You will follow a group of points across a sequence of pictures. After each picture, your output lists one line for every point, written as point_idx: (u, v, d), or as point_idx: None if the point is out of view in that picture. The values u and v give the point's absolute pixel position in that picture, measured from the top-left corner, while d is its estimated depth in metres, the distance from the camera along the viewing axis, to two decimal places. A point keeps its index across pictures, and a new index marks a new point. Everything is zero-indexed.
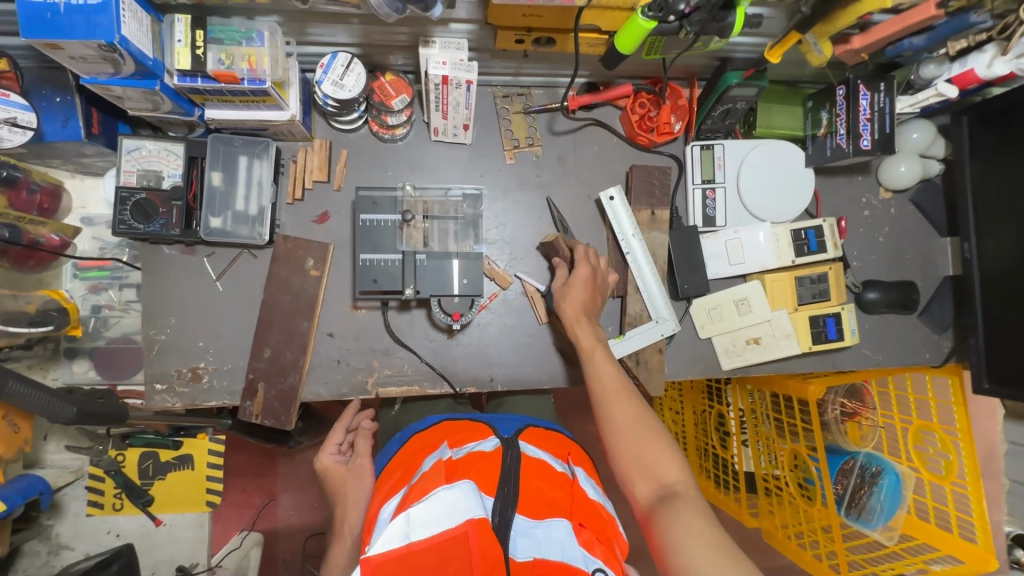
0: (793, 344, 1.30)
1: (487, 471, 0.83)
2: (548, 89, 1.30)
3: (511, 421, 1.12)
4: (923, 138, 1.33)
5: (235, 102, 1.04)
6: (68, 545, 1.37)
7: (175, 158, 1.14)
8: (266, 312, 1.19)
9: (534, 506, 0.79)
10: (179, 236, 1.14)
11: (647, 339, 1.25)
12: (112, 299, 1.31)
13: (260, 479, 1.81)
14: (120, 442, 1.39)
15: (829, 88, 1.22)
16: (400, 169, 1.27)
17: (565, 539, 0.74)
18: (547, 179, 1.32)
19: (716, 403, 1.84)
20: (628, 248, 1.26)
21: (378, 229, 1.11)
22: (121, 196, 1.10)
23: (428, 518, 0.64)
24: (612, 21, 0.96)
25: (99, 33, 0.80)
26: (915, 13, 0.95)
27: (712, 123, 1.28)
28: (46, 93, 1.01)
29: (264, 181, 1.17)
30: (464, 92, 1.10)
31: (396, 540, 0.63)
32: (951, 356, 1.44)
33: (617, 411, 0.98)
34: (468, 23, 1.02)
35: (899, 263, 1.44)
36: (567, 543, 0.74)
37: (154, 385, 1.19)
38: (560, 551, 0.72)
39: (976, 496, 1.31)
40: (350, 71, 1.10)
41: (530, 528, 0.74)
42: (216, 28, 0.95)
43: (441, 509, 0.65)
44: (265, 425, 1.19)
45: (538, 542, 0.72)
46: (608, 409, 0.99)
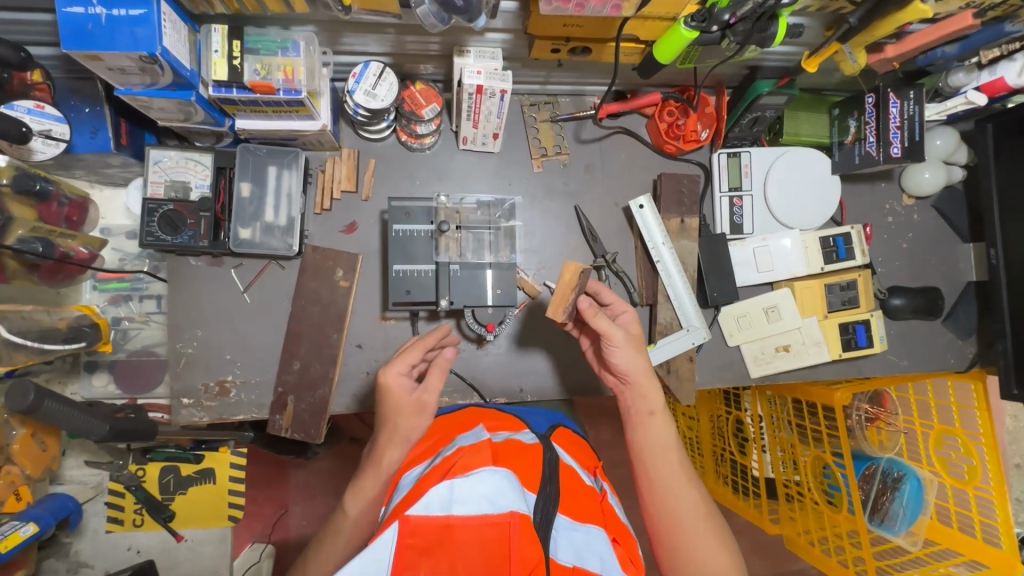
0: (822, 352, 1.30)
1: (529, 464, 0.78)
2: (575, 97, 1.30)
3: (541, 417, 1.10)
4: (947, 145, 1.34)
5: (267, 112, 1.02)
6: (88, 563, 1.33)
7: (202, 168, 1.12)
8: (295, 323, 1.17)
9: (574, 509, 0.76)
10: (207, 248, 1.12)
11: (678, 348, 1.25)
12: (132, 311, 1.28)
13: (271, 490, 1.70)
14: (140, 457, 1.33)
15: (857, 96, 1.22)
16: (428, 179, 1.26)
17: (603, 549, 0.72)
18: (574, 188, 1.31)
19: (733, 410, 1.75)
20: (658, 256, 1.26)
21: (411, 239, 1.11)
22: (148, 207, 1.09)
23: (472, 497, 0.61)
24: (652, 31, 0.96)
25: (142, 45, 0.79)
26: (951, 23, 0.96)
27: (739, 131, 1.28)
28: (74, 103, 0.99)
29: (293, 191, 1.15)
30: (498, 101, 1.08)
31: (435, 508, 0.60)
32: (976, 361, 1.44)
33: (683, 497, 0.93)
34: (504, 33, 1.01)
35: (923, 268, 1.44)
36: (605, 555, 0.71)
37: (180, 400, 1.17)
38: (598, 563, 0.69)
39: (1001, 500, 1.26)
40: (382, 80, 1.08)
41: (569, 531, 0.72)
42: (253, 39, 0.93)
43: (485, 492, 0.62)
44: (294, 438, 1.17)
45: (578, 547, 0.69)
46: (672, 493, 0.94)
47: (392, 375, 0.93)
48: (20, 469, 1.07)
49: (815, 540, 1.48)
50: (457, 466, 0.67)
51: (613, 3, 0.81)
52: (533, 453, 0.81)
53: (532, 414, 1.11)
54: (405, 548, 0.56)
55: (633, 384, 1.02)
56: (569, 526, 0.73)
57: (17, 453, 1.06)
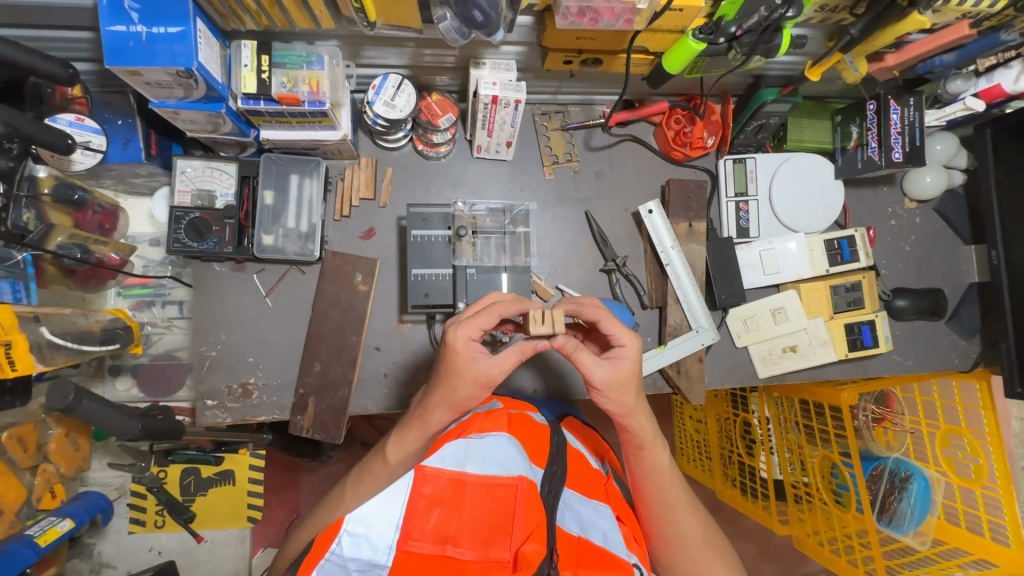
0: (829, 351, 1.33)
1: (538, 445, 0.92)
2: (585, 106, 1.34)
3: (555, 407, 1.18)
4: (947, 150, 1.37)
5: (291, 122, 1.06)
6: (110, 563, 1.36)
7: (227, 178, 1.16)
8: (316, 326, 1.21)
9: (582, 486, 0.89)
10: (232, 254, 1.16)
11: (688, 349, 1.28)
12: (155, 316, 1.32)
13: (283, 495, 1.67)
14: (161, 460, 1.37)
15: (859, 103, 1.26)
16: (443, 186, 1.30)
17: (608, 527, 0.84)
18: (585, 194, 1.35)
19: (741, 411, 1.78)
20: (667, 260, 1.29)
21: (430, 244, 1.15)
22: (176, 215, 1.13)
23: (482, 460, 0.83)
24: (660, 43, 1.00)
25: (179, 60, 0.84)
26: (947, 33, 1.00)
27: (744, 138, 1.32)
28: (107, 116, 1.04)
29: (314, 199, 1.19)
30: (512, 111, 1.12)
31: (450, 464, 0.84)
32: (980, 361, 1.46)
33: (682, 526, 0.92)
34: (519, 45, 1.05)
35: (926, 270, 1.47)
36: (610, 533, 0.83)
37: (204, 402, 1.21)
38: (602, 538, 0.81)
39: (1008, 499, 1.27)
40: (401, 92, 1.12)
41: (575, 504, 0.86)
42: (280, 53, 0.97)
43: (496, 457, 0.84)
44: (315, 439, 1.20)
45: (583, 520, 0.83)
46: (670, 523, 0.93)
47: (458, 336, 0.81)
48: (55, 468, 1.14)
49: (823, 539, 1.49)
50: (476, 429, 0.89)
51: (625, 18, 0.86)
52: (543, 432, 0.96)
53: (546, 403, 1.20)
54: (423, 493, 0.81)
55: (621, 424, 0.90)
56: (576, 500, 0.86)
57: (53, 452, 1.13)
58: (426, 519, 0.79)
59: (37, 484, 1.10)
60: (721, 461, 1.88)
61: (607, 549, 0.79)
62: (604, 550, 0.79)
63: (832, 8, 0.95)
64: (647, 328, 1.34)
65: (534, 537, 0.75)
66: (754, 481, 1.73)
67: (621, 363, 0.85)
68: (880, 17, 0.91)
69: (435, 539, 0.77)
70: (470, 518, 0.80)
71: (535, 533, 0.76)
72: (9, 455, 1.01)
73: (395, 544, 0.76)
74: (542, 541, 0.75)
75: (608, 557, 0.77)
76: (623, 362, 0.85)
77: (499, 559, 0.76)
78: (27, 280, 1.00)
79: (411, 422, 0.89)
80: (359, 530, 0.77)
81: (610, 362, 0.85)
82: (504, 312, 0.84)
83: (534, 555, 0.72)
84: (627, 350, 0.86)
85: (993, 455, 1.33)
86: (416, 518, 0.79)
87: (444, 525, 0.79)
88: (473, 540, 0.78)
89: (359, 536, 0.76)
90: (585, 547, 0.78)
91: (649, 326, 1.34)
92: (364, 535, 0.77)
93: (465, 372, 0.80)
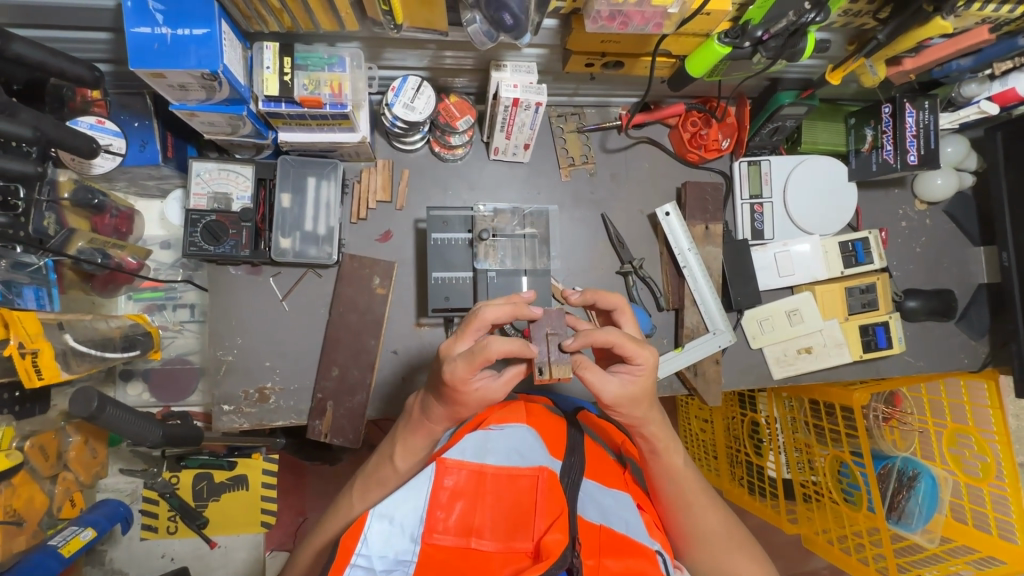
0: (844, 353, 1.34)
1: (556, 435, 0.84)
2: (600, 108, 1.34)
3: (570, 400, 1.11)
4: (958, 152, 1.38)
5: (311, 125, 1.05)
6: (122, 571, 1.34)
7: (244, 180, 1.14)
8: (333, 330, 1.20)
9: (601, 476, 0.81)
10: (249, 258, 1.14)
11: (705, 351, 1.28)
12: (166, 320, 1.30)
13: (287, 498, 1.61)
14: (174, 464, 1.35)
15: (874, 105, 1.26)
16: (459, 188, 1.30)
17: (629, 515, 0.77)
18: (601, 196, 1.35)
19: (749, 411, 1.77)
20: (684, 262, 1.30)
21: (449, 247, 1.16)
22: (192, 218, 1.10)
23: (502, 451, 0.75)
24: (684, 46, 1.00)
25: (205, 63, 0.83)
26: (966, 38, 1.01)
27: (760, 140, 1.32)
28: (124, 118, 1.02)
29: (332, 202, 1.18)
30: (532, 113, 1.12)
31: (469, 454, 0.73)
32: (989, 361, 1.48)
33: (705, 522, 0.90)
34: (540, 48, 1.05)
35: (936, 271, 1.49)
36: (632, 519, 0.76)
37: (220, 407, 1.19)
38: (624, 525, 0.74)
39: (1016, 496, 1.26)
40: (421, 94, 1.10)
41: (597, 495, 0.77)
42: (302, 55, 0.97)
43: (513, 447, 0.76)
44: (334, 443, 1.19)
45: (604, 509, 0.75)
46: (694, 519, 0.90)
47: (455, 369, 0.73)
48: (74, 475, 1.15)
49: (833, 538, 1.48)
50: (494, 421, 0.81)
51: (655, 22, 0.86)
52: (561, 424, 0.88)
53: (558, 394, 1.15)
54: (445, 484, 0.69)
55: (635, 430, 0.87)
56: (596, 491, 0.78)
57: (73, 459, 1.14)
58: (449, 511, 0.67)
59: (58, 492, 1.11)
60: (727, 461, 1.89)
61: (628, 535, 0.72)
62: (625, 537, 0.71)
63: (855, 13, 0.96)
64: (663, 330, 1.35)
65: (557, 526, 0.65)
66: (762, 481, 1.72)
67: (634, 385, 0.80)
68: (906, 22, 0.91)
69: (458, 531, 0.66)
70: (493, 509, 0.69)
71: (558, 520, 0.66)
72: (32, 463, 1.00)
73: (419, 537, 0.64)
74: (565, 529, 0.64)
75: (630, 545, 0.70)
76: (635, 382, 0.80)
77: (523, 550, 0.66)
78: (49, 286, 1.01)
79: (413, 424, 0.86)
80: (384, 524, 0.64)
81: (623, 384, 0.80)
82: (503, 355, 0.72)
83: (556, 543, 0.62)
84: (642, 370, 0.80)
85: (1002, 453, 1.32)
86: (440, 509, 0.67)
87: (467, 517, 0.68)
88: (496, 531, 0.67)
89: (384, 532, 0.63)
90: (605, 535, 0.70)
91: (665, 327, 1.35)
92: (386, 529, 0.64)
93: (469, 397, 0.76)
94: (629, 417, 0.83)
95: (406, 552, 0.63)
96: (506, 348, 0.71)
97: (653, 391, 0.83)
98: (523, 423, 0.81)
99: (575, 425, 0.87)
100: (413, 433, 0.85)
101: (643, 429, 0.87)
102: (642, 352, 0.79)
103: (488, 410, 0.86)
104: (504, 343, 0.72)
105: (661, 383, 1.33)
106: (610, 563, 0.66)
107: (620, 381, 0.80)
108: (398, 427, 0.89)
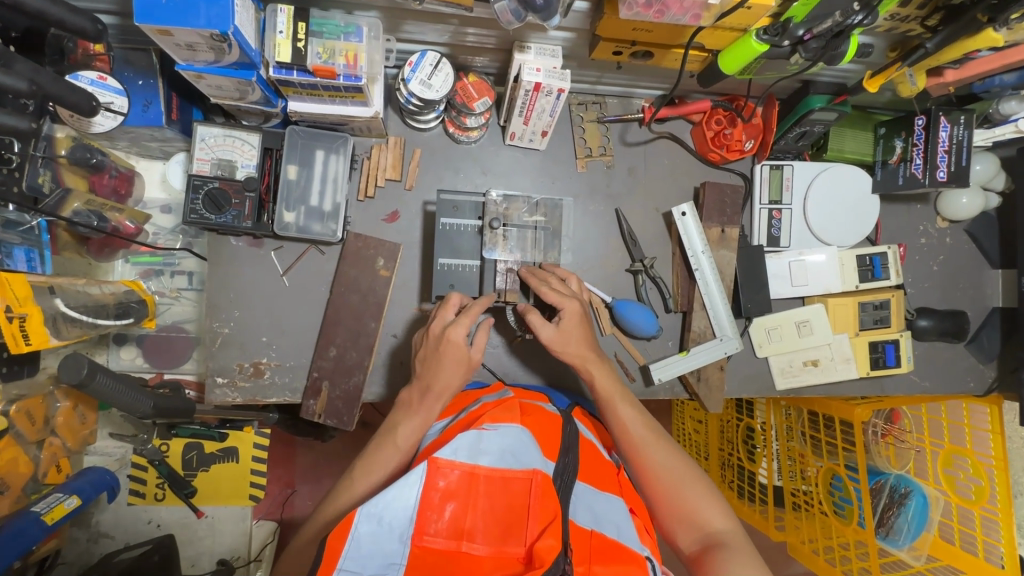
0: (851, 368, 1.32)
1: (550, 436, 0.82)
2: (623, 99, 1.29)
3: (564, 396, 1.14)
4: (987, 171, 1.33)
5: (323, 96, 1.01)
6: (108, 534, 1.34)
7: (249, 148, 1.10)
8: (333, 310, 1.17)
9: (595, 479, 0.80)
10: (250, 229, 1.11)
11: (710, 357, 1.26)
12: (163, 286, 1.27)
13: (278, 469, 1.62)
14: (165, 432, 1.33)
15: (906, 116, 1.21)
16: (471, 171, 1.26)
17: (621, 520, 0.74)
18: (617, 191, 1.31)
19: (745, 415, 1.73)
20: (696, 265, 1.26)
21: (459, 233, 1.13)
22: (193, 183, 1.07)
23: (496, 451, 0.72)
24: (719, 40, 0.95)
25: (215, 23, 0.79)
26: (1014, 52, 0.95)
27: (784, 144, 1.27)
28: (128, 75, 0.98)
29: (339, 177, 1.13)
30: (553, 99, 1.07)
31: (462, 454, 0.70)
32: (995, 386, 1.45)
33: (651, 454, 0.92)
34: (568, 31, 1.00)
35: (952, 292, 1.45)
36: (624, 525, 0.74)
37: (214, 379, 1.17)
38: (616, 531, 0.71)
39: (1008, 523, 1.24)
40: (439, 71, 1.05)
41: (590, 499, 0.76)
42: (318, 21, 0.92)
43: (506, 447, 0.73)
44: (326, 424, 1.17)
45: (597, 513, 0.73)
46: (641, 455, 0.92)
47: (459, 332, 0.95)
48: (61, 441, 1.14)
49: (819, 549, 1.47)
50: (488, 420, 0.78)
51: (693, 12, 0.83)
52: (555, 423, 0.87)
53: (558, 391, 1.19)
54: (437, 485, 0.67)
55: (583, 372, 1.01)
56: (589, 494, 0.77)
57: (60, 425, 1.13)
58: (440, 513, 0.66)
59: (44, 458, 1.10)
60: (718, 462, 1.87)
61: (620, 542, 0.69)
62: (618, 543, 0.69)
63: (902, 18, 0.91)
64: (669, 332, 1.32)
65: (549, 531, 0.65)
66: (754, 487, 1.70)
67: (568, 318, 1.01)
68: (956, 32, 0.86)
69: (449, 533, 0.66)
70: (484, 512, 0.68)
71: (551, 526, 0.66)
72: (18, 428, 0.99)
73: (410, 538, 0.64)
74: (558, 535, 0.64)
75: (623, 550, 0.68)
76: (564, 325, 1.01)
77: (514, 555, 0.66)
78: (42, 248, 0.97)
79: (397, 423, 0.94)
80: (372, 524, 0.63)
81: (555, 324, 1.01)
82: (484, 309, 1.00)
83: (548, 550, 0.62)
84: (567, 313, 1.01)
85: (998, 479, 1.29)
86: (431, 509, 0.66)
87: (459, 519, 0.67)
88: (487, 534, 0.67)
89: (372, 532, 0.63)
90: (596, 541, 0.68)
91: (671, 331, 1.32)
92: (375, 529, 0.63)
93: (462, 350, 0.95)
94: (569, 357, 1.01)
95: (395, 555, 0.63)
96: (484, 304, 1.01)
97: (585, 334, 1.02)
98: (517, 422, 0.78)
99: (571, 428, 0.86)
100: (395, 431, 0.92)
101: (587, 374, 1.00)
102: (563, 301, 1.00)
103: (483, 409, 0.83)
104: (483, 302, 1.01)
105: (661, 385, 1.31)
106: (599, 572, 0.64)
107: (551, 326, 1.01)
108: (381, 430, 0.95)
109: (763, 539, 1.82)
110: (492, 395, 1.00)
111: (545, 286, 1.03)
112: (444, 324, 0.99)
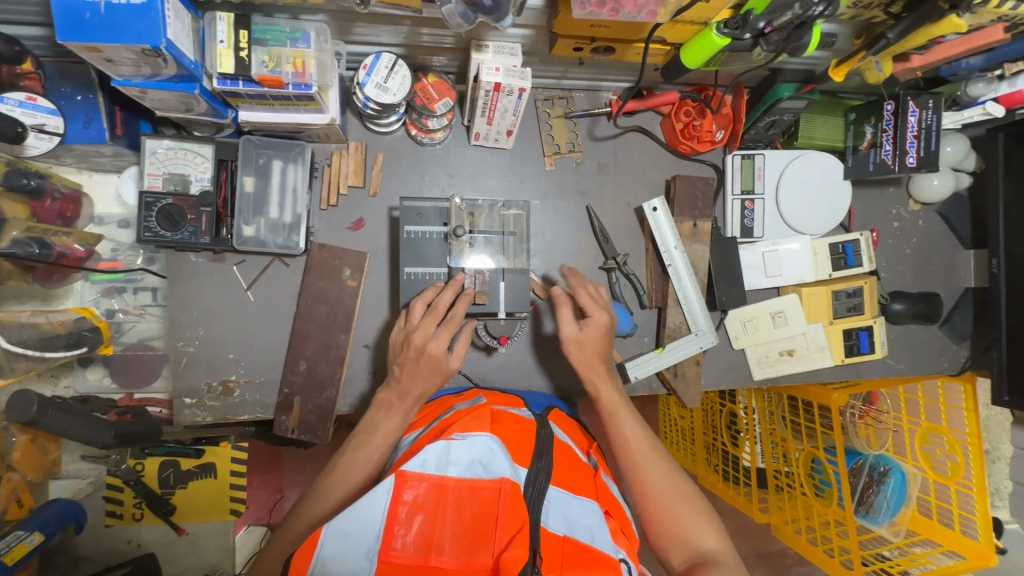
0: (826, 356, 1.33)
1: (522, 442, 0.81)
2: (590, 92, 1.26)
3: (540, 398, 1.13)
4: (957, 152, 1.32)
5: (273, 104, 0.96)
6: (87, 556, 1.32)
7: (203, 161, 1.06)
8: (302, 323, 1.15)
9: (569, 483, 0.79)
10: (209, 245, 1.07)
11: (685, 352, 1.25)
12: (127, 303, 1.23)
13: (266, 474, 1.60)
14: (138, 452, 1.30)
15: (877, 101, 1.19)
16: (437, 173, 1.22)
17: (596, 523, 0.73)
18: (588, 187, 1.29)
19: (727, 401, 1.74)
20: (669, 260, 1.24)
21: (425, 241, 1.10)
22: (146, 201, 1.02)
23: (465, 462, 0.71)
24: (680, 34, 0.92)
25: (145, 38, 0.75)
26: (980, 36, 0.93)
27: (755, 134, 1.25)
28: (65, 90, 0.94)
29: (299, 188, 1.10)
30: (514, 99, 1.04)
31: (431, 467, 0.70)
32: (969, 365, 1.46)
33: (649, 468, 0.92)
34: (526, 28, 0.96)
35: (925, 274, 1.46)
36: (598, 528, 0.72)
37: (182, 400, 1.15)
38: (588, 536, 0.70)
39: (982, 497, 1.27)
40: (395, 73, 1.01)
41: (563, 503, 0.74)
42: (261, 28, 0.87)
43: (476, 457, 0.71)
44: (301, 439, 1.15)
45: (570, 519, 0.72)
46: (639, 468, 0.92)
47: (439, 344, 0.95)
48: (21, 476, 1.12)
49: (801, 529, 1.49)
50: (457, 429, 0.77)
51: (648, 9, 0.80)
52: (529, 429, 0.86)
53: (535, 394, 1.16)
54: (404, 499, 0.66)
55: (590, 386, 1.04)
56: (563, 499, 0.75)
57: (19, 459, 1.11)
58: (408, 528, 0.64)
59: (3, 494, 1.07)
60: (703, 447, 1.88)
61: (592, 546, 0.68)
62: (590, 547, 0.68)
63: (865, 5, 0.89)
64: (645, 329, 1.31)
65: (516, 541, 0.63)
66: (738, 472, 1.71)
67: (592, 327, 1.06)
68: (918, 22, 0.85)
69: (416, 547, 0.63)
70: (451, 524, 0.66)
71: (519, 536, 0.63)
72: None
73: (375, 554, 0.62)
74: (525, 545, 0.62)
75: (595, 555, 0.67)
76: (590, 333, 1.06)
77: (482, 565, 0.63)
78: None
79: (364, 439, 0.91)
80: (338, 541, 0.63)
81: (581, 327, 1.06)
82: (459, 309, 1.00)
83: (515, 560, 0.60)
84: (593, 322, 1.06)
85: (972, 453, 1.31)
86: (397, 524, 0.64)
87: (427, 532, 0.65)
88: (455, 547, 0.64)
89: (338, 550, 0.62)
90: (569, 547, 0.67)
91: (647, 326, 1.31)
92: (341, 547, 0.62)
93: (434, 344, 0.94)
94: (584, 366, 1.05)
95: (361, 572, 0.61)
96: (460, 304, 1.00)
97: (603, 349, 1.06)
98: (487, 431, 0.76)
99: (542, 433, 0.85)
100: (364, 445, 0.89)
101: (595, 386, 1.03)
102: (597, 312, 1.07)
103: (453, 418, 0.82)
104: (459, 305, 1.01)
105: (639, 381, 1.30)
106: None
107: (577, 325, 1.06)
108: (346, 445, 0.91)
109: (748, 519, 1.85)
110: (465, 403, 0.98)
111: (585, 288, 1.10)
112: (409, 329, 1.00)
